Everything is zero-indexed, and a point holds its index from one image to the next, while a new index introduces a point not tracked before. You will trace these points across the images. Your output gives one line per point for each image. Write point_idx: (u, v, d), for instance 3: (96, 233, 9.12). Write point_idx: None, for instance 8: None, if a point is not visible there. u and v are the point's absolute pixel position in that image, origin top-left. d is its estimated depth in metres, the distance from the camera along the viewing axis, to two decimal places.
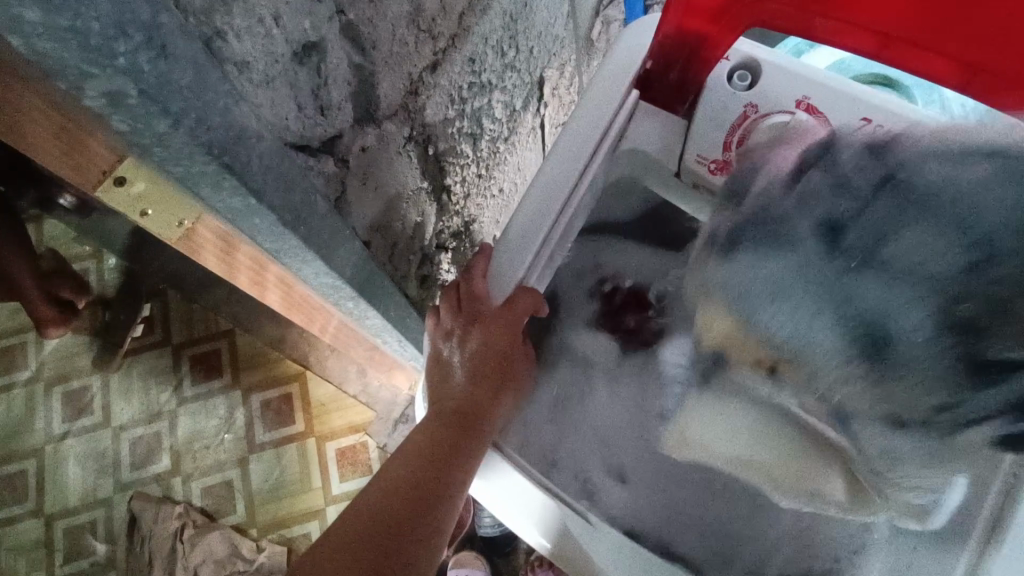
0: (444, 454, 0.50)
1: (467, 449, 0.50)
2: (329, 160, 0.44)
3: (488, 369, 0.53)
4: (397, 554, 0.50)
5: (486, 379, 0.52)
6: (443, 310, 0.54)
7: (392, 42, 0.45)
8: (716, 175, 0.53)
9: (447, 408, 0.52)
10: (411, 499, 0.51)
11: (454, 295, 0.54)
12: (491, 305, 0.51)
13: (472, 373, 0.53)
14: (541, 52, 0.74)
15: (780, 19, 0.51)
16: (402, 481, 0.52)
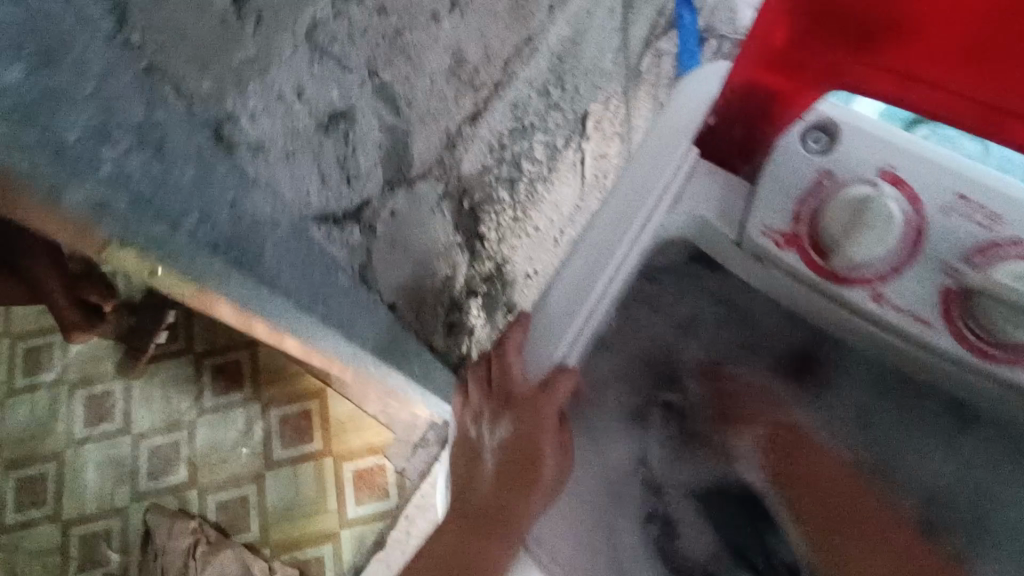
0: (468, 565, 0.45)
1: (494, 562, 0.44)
2: (355, 229, 0.40)
3: (519, 468, 0.46)
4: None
5: (514, 483, 0.46)
6: (472, 386, 0.48)
7: (430, 99, 0.40)
8: (783, 248, 0.48)
9: (475, 509, 0.47)
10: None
11: (483, 370, 0.48)
12: (523, 386, 0.47)
13: (503, 469, 0.47)
14: (587, 89, 0.69)
15: (865, 82, 0.46)
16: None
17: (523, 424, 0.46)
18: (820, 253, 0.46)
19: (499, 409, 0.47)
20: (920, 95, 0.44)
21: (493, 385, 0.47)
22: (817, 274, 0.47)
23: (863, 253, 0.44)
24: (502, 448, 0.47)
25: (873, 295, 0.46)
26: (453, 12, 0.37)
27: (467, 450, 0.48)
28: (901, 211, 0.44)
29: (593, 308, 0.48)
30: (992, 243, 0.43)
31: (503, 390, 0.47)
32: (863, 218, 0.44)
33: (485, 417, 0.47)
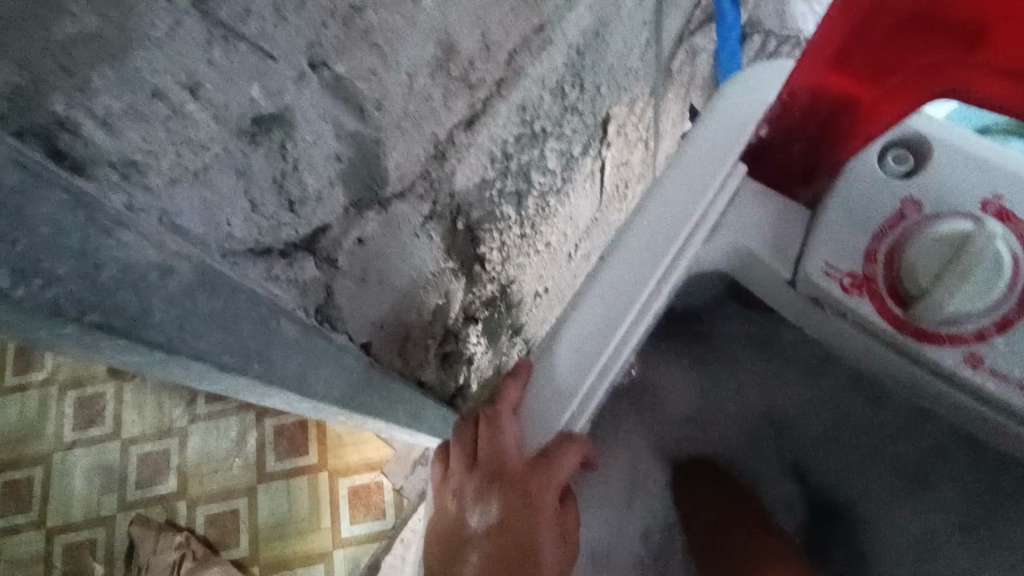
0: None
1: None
2: (309, 262, 0.31)
3: (509, 567, 0.37)
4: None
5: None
6: (455, 453, 0.41)
7: (408, 100, 0.31)
8: (851, 293, 0.38)
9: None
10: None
11: (468, 435, 0.40)
12: (520, 455, 0.38)
13: (490, 562, 0.37)
14: (610, 88, 0.60)
15: (974, 93, 0.34)
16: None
17: (513, 500, 0.38)
18: (899, 304, 0.37)
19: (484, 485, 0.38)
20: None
21: (478, 455, 0.39)
22: (895, 328, 0.37)
23: (956, 306, 0.35)
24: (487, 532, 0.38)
25: (969, 358, 0.36)
26: None
27: (445, 533, 0.39)
28: (1011, 253, 0.34)
29: (607, 367, 0.38)
30: None
31: (490, 464, 0.38)
32: (960, 263, 0.34)
33: (466, 494, 0.39)
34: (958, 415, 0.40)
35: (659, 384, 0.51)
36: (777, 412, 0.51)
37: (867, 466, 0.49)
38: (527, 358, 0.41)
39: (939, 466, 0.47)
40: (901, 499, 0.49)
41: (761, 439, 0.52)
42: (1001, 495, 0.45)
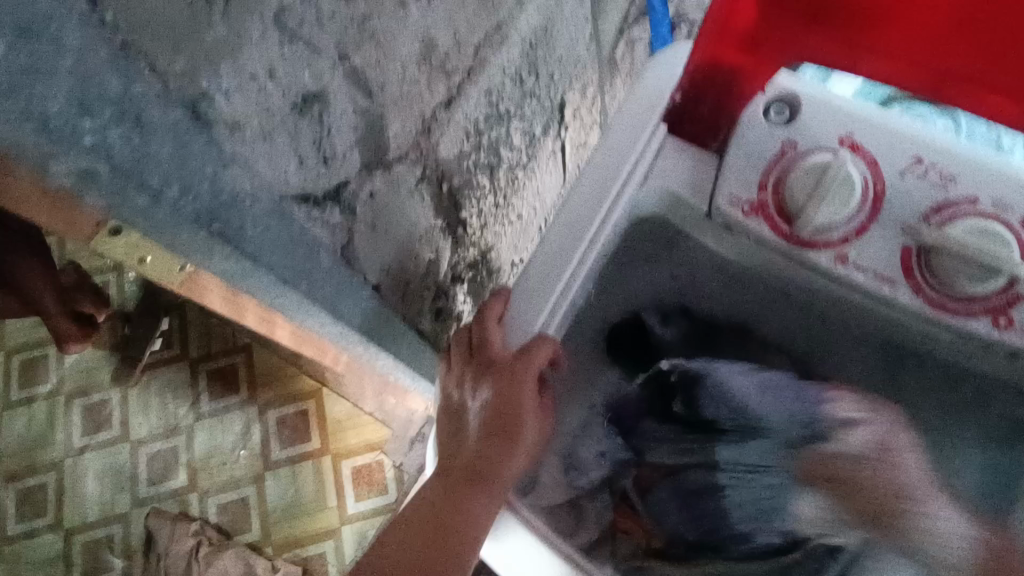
0: (444, 519, 0.48)
1: (471, 508, 0.47)
2: (335, 210, 0.41)
3: (497, 427, 0.50)
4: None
5: (487, 438, 0.49)
6: (456, 354, 0.53)
7: (402, 84, 0.42)
8: (750, 216, 0.49)
9: (455, 467, 0.50)
10: (403, 544, 0.50)
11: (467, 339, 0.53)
12: (504, 352, 0.50)
13: (482, 425, 0.50)
14: (562, 75, 0.71)
15: (820, 53, 0.48)
16: (402, 531, 0.51)
17: (500, 384, 0.49)
18: (785, 221, 0.48)
19: (479, 373, 0.51)
20: (872, 63, 0.47)
21: (475, 351, 0.52)
22: (782, 239, 0.49)
23: (824, 218, 0.46)
24: (482, 404, 0.50)
25: (837, 257, 0.48)
26: None
27: (451, 409, 0.52)
28: (860, 175, 0.46)
29: (570, 284, 0.50)
30: (946, 202, 0.45)
31: (483, 357, 0.51)
32: (824, 182, 0.46)
33: (466, 381, 0.52)
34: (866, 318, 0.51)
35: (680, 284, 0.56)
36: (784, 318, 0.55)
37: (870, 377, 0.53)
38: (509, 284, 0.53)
39: (913, 385, 0.51)
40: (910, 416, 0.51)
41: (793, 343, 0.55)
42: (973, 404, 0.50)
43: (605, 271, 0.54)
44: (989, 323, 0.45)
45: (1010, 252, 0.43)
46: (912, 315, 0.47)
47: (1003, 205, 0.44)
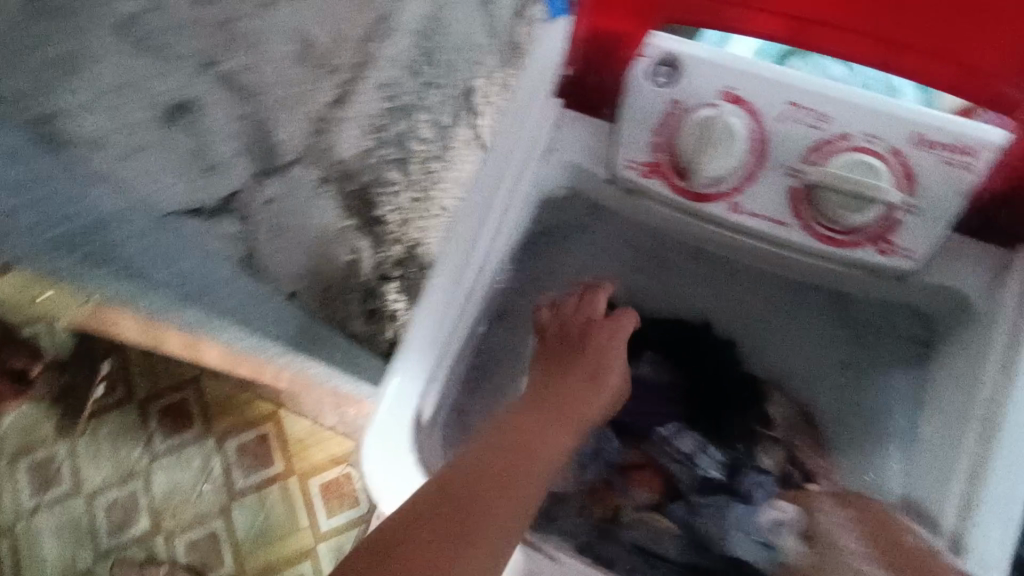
0: (516, 475, 0.43)
1: (554, 460, 0.45)
2: (229, 220, 0.42)
3: (585, 369, 0.50)
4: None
5: (563, 395, 0.48)
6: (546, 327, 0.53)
7: (281, 85, 0.41)
8: (648, 178, 0.51)
9: (535, 403, 0.48)
10: (458, 505, 0.41)
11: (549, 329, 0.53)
12: (597, 312, 0.53)
13: (568, 366, 0.50)
14: (463, 62, 0.71)
15: (684, 10, 0.47)
16: (455, 490, 0.42)
17: (608, 338, 0.52)
18: (681, 178, 0.50)
19: (581, 331, 0.52)
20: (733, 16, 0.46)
21: (568, 318, 0.53)
22: (681, 196, 0.51)
23: (713, 171, 0.49)
24: (580, 351, 0.51)
25: (730, 206, 0.50)
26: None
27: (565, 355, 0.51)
28: (743, 125, 0.48)
29: (479, 273, 0.52)
30: (823, 141, 0.48)
31: (591, 318, 0.53)
32: (709, 138, 0.48)
33: (551, 337, 0.52)
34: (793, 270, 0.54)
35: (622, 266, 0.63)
36: (734, 286, 0.61)
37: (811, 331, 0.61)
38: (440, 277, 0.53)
39: (845, 336, 0.59)
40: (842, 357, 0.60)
41: (739, 308, 0.63)
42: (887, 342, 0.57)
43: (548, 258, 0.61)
44: (874, 250, 0.48)
45: (882, 180, 0.46)
46: (803, 252, 0.51)
47: (874, 136, 0.47)
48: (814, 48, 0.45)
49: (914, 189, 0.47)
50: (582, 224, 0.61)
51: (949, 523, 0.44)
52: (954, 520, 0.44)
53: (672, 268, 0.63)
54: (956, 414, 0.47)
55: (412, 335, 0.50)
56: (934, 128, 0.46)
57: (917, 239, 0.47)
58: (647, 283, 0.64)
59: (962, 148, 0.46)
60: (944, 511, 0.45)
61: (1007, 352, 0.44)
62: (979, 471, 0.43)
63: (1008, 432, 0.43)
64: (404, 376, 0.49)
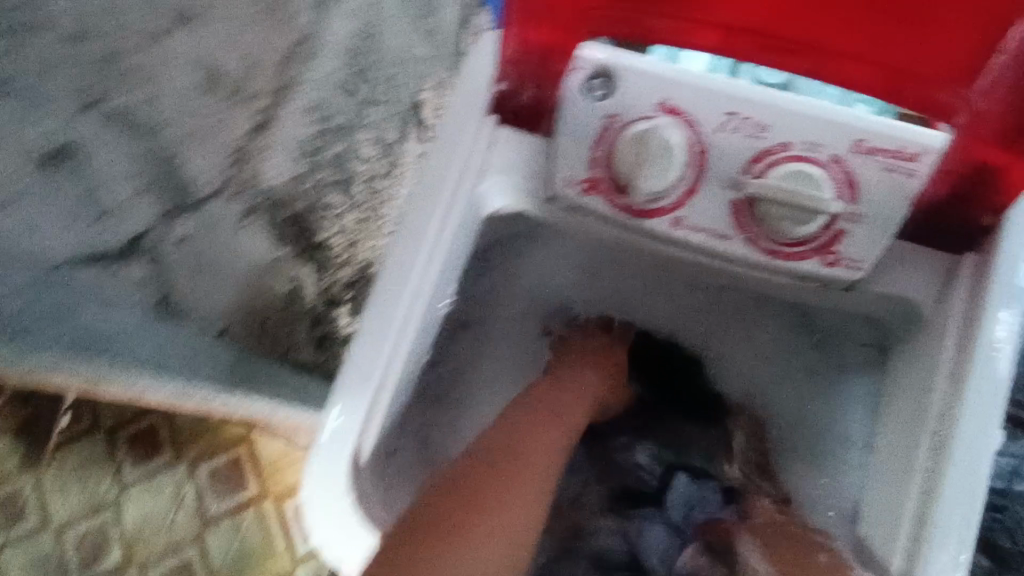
0: (515, 447, 0.56)
1: (553, 447, 0.57)
2: (143, 261, 0.50)
3: (573, 387, 0.62)
4: (456, 526, 0.49)
5: (568, 387, 0.62)
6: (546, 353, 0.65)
7: (187, 117, 0.50)
8: (588, 195, 0.50)
9: (521, 420, 0.58)
10: (473, 473, 0.53)
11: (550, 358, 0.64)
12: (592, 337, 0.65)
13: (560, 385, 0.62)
14: (407, 73, 0.67)
15: (612, 24, 0.45)
16: (463, 473, 0.53)
17: (595, 363, 0.64)
18: (621, 195, 0.49)
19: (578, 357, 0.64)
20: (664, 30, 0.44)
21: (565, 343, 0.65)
22: (622, 213, 0.49)
23: (652, 187, 0.47)
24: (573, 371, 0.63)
25: (672, 222, 0.49)
26: None
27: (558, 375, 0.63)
28: (681, 138, 0.46)
29: (414, 301, 0.49)
30: (762, 151, 0.46)
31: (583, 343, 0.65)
32: (646, 152, 0.46)
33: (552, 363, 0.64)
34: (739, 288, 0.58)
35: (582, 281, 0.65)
36: (691, 300, 0.63)
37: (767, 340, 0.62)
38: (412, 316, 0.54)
39: (801, 344, 0.60)
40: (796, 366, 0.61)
41: (698, 319, 0.64)
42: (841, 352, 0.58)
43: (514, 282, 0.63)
44: (819, 262, 0.47)
45: (823, 191, 0.45)
46: (750, 266, 0.49)
47: (815, 144, 0.45)
48: (746, 58, 0.44)
49: (857, 198, 0.45)
50: (540, 242, 0.61)
51: (899, 560, 0.43)
52: (906, 552, 0.43)
53: (633, 282, 0.64)
54: (909, 430, 0.46)
55: (351, 364, 0.48)
56: (877, 133, 0.44)
57: (862, 248, 0.46)
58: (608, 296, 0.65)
59: (906, 153, 0.44)
60: (897, 546, 0.44)
61: (955, 364, 0.44)
62: (930, 489, 0.42)
63: (957, 450, 0.42)
64: (344, 410, 0.47)
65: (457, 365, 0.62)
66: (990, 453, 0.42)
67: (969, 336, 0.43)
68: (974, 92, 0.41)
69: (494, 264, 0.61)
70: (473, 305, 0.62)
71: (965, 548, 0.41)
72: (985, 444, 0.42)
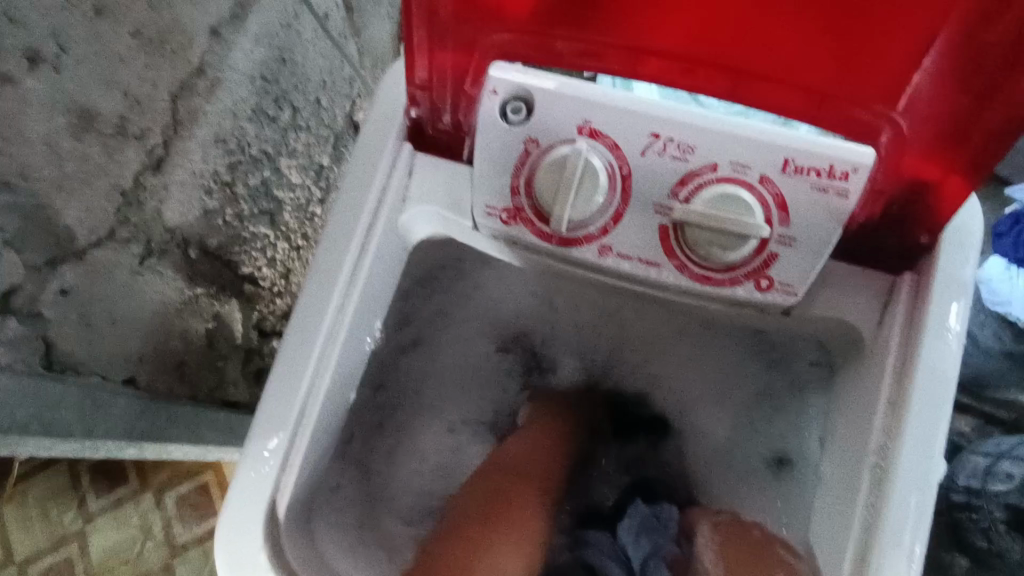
0: (522, 482, 0.54)
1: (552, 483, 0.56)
2: (9, 321, 0.42)
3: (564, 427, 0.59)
4: (479, 548, 0.48)
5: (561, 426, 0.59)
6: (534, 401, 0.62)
7: (59, 167, 0.42)
8: (511, 224, 0.47)
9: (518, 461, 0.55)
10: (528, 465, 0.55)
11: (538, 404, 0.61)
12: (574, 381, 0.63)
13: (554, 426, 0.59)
14: (334, 97, 0.65)
15: (520, 47, 0.42)
16: (484, 493, 0.52)
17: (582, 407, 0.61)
18: (545, 223, 0.46)
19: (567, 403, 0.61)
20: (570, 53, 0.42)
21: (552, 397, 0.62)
22: (547, 242, 0.47)
23: (576, 214, 0.44)
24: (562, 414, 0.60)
25: (600, 248, 0.46)
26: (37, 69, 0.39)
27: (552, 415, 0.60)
28: (604, 162, 0.44)
29: (330, 344, 0.46)
30: (689, 173, 0.43)
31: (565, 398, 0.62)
32: (566, 180, 0.44)
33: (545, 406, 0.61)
34: (683, 312, 0.52)
35: (518, 310, 0.59)
36: (637, 327, 0.58)
37: (721, 365, 0.57)
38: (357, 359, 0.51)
39: (757, 369, 0.55)
40: (747, 390, 0.57)
41: (651, 343, 0.59)
42: (789, 374, 0.54)
43: (449, 306, 0.59)
44: (753, 287, 0.45)
45: (751, 216, 0.42)
46: (681, 291, 0.47)
47: (742, 165, 0.42)
48: (660, 80, 0.42)
49: (788, 220, 0.43)
50: (470, 267, 0.57)
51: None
52: None
53: (575, 308, 0.58)
54: (850, 459, 0.44)
55: (262, 412, 0.44)
56: (805, 153, 0.41)
57: (797, 272, 0.44)
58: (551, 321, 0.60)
59: (835, 171, 0.41)
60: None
61: (894, 391, 0.42)
62: (873, 522, 0.40)
63: (898, 486, 0.39)
64: (260, 456, 0.43)
65: (395, 391, 0.57)
66: (930, 487, 0.39)
67: (910, 361, 0.41)
68: (895, 110, 0.39)
69: (429, 292, 0.57)
70: (414, 326, 0.58)
71: None
72: (926, 476, 0.39)
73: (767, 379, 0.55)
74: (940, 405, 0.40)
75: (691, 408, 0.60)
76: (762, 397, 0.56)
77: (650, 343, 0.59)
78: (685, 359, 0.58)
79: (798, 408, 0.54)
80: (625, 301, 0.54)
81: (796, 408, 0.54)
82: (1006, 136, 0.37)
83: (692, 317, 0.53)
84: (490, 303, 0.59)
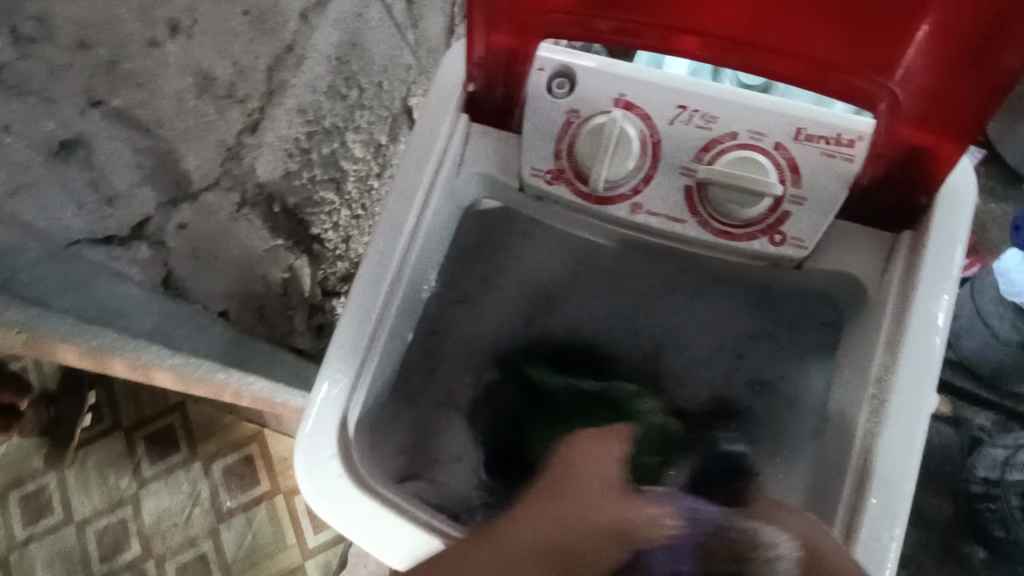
0: None
1: None
2: (141, 247, 0.50)
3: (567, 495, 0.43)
4: None
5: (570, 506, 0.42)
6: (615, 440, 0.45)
7: (183, 118, 0.49)
8: (553, 184, 0.53)
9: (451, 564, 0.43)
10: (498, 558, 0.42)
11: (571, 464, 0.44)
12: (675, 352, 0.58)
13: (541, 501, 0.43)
14: (394, 81, 0.73)
15: (570, 26, 0.49)
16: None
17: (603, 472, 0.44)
18: (584, 183, 0.52)
19: (581, 470, 0.44)
20: (611, 33, 0.49)
21: (584, 469, 0.44)
22: (584, 201, 0.53)
23: (611, 174, 0.51)
24: (590, 484, 0.43)
25: (631, 206, 0.53)
26: (176, 36, 0.46)
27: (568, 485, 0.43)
28: (636, 130, 0.50)
29: (396, 287, 0.53)
30: (712, 141, 0.49)
31: (600, 473, 0.43)
32: (603, 143, 0.50)
33: (562, 467, 0.44)
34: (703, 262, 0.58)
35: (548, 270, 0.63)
36: (654, 283, 0.61)
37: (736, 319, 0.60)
38: (415, 300, 0.57)
39: (773, 325, 0.59)
40: (760, 339, 0.59)
41: (669, 295, 0.61)
42: (799, 327, 0.59)
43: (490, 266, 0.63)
44: (768, 241, 0.51)
45: (765, 176, 0.48)
46: (702, 246, 0.53)
47: (757, 133, 0.48)
48: (689, 56, 0.48)
49: (799, 181, 0.49)
50: (506, 224, 0.62)
51: (841, 509, 0.46)
52: (847, 506, 0.45)
53: (603, 272, 0.62)
54: (852, 395, 0.49)
55: (334, 342, 0.51)
56: (815, 122, 0.47)
57: (808, 229, 0.50)
58: (574, 281, 0.63)
59: (842, 139, 0.47)
60: (837, 499, 0.46)
61: (892, 331, 0.47)
62: (870, 446, 0.45)
63: (893, 412, 0.45)
64: (330, 382, 0.50)
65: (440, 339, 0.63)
66: (923, 413, 0.44)
67: (906, 306, 0.47)
68: (893, 81, 0.45)
69: (473, 254, 0.62)
70: (460, 279, 0.62)
71: (901, 495, 0.44)
72: (919, 403, 0.45)
73: (789, 334, 0.59)
74: (930, 342, 0.45)
75: (727, 358, 0.60)
76: (778, 345, 0.59)
77: (666, 296, 0.61)
78: (707, 309, 0.61)
79: (812, 366, 0.57)
80: (649, 252, 0.60)
81: (807, 357, 0.58)
82: (990, 102, 0.42)
83: (701, 266, 0.60)
84: (528, 259, 0.62)
